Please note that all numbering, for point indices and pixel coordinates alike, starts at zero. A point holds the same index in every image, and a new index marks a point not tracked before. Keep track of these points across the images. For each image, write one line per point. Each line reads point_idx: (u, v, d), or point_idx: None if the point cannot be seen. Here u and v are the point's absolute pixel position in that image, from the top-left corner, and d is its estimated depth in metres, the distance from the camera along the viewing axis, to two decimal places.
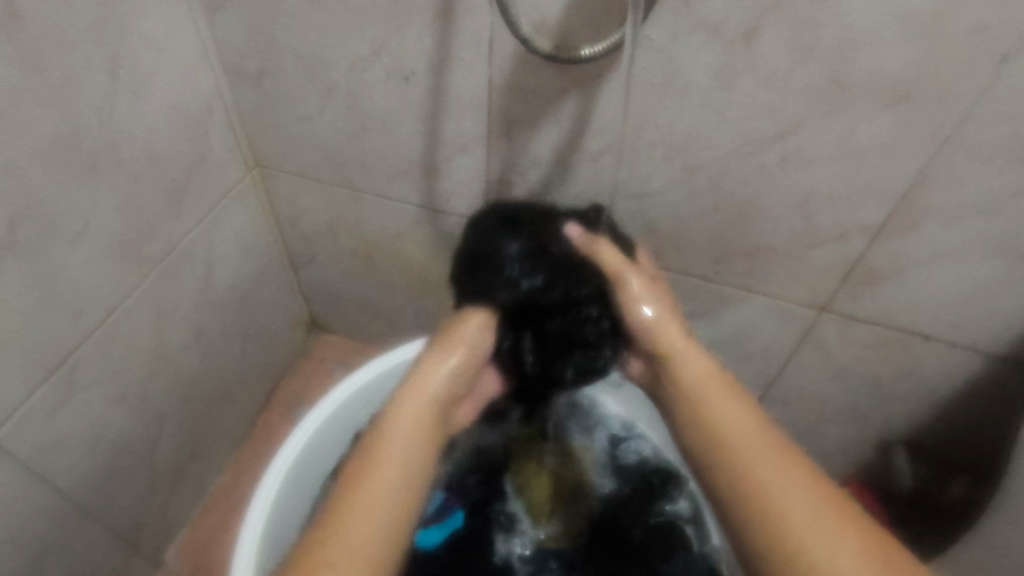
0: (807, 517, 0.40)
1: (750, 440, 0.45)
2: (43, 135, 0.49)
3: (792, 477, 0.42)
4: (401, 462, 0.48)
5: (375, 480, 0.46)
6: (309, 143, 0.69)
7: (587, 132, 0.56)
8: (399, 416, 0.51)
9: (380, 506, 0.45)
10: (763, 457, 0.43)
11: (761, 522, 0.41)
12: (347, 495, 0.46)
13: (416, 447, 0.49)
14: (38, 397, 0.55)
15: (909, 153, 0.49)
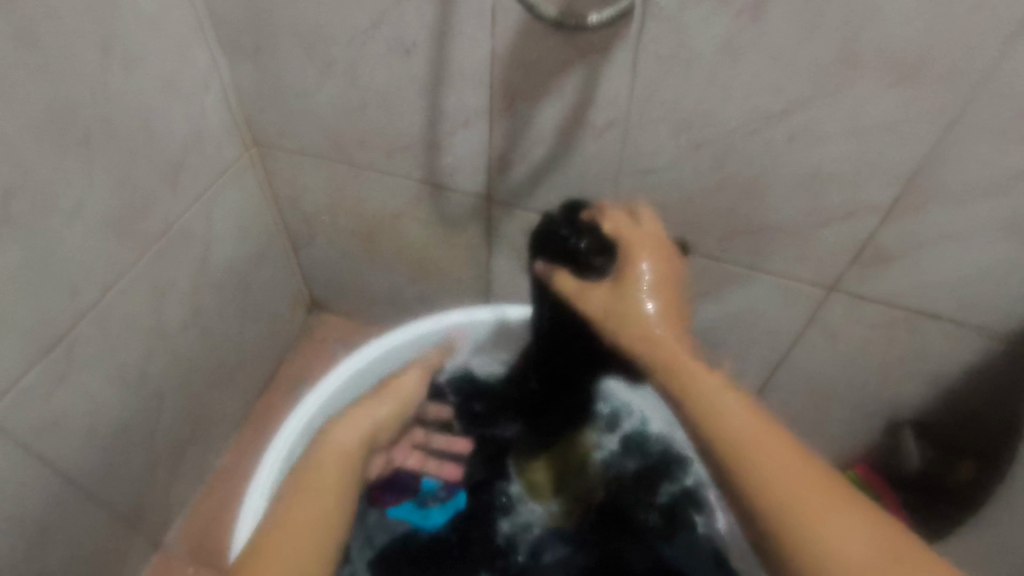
0: (824, 515, 0.37)
1: (754, 433, 0.40)
2: (34, 108, 0.48)
3: (801, 471, 0.39)
4: (330, 499, 0.45)
5: (307, 493, 0.45)
6: (307, 121, 0.68)
7: (591, 108, 0.55)
8: (345, 432, 0.50)
9: (303, 519, 0.43)
10: (772, 447, 0.40)
11: (777, 520, 0.37)
12: (274, 530, 0.43)
13: (350, 464, 0.48)
14: (35, 376, 0.54)
15: (920, 130, 0.48)
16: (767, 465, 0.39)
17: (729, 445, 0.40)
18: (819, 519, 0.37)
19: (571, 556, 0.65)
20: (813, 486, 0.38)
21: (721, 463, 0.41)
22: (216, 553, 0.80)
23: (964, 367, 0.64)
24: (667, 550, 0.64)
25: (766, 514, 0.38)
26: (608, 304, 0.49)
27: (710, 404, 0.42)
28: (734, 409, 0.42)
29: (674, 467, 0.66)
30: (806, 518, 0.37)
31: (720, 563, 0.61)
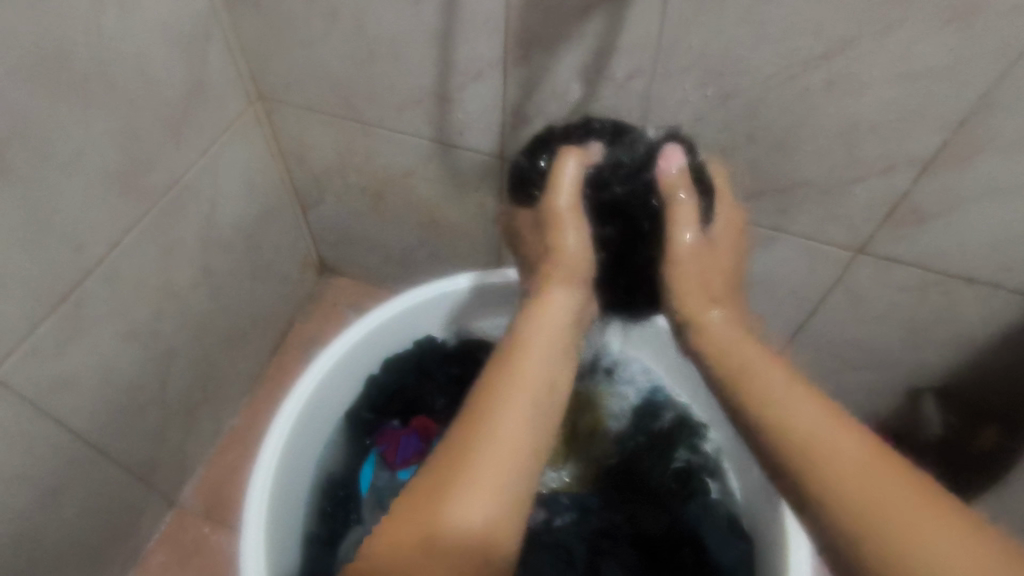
0: (881, 487, 0.34)
1: (803, 416, 0.39)
2: (26, 54, 0.46)
3: (856, 448, 0.36)
4: (529, 425, 0.42)
5: (513, 388, 0.43)
6: (313, 72, 0.65)
7: (613, 55, 0.52)
8: (537, 323, 0.47)
9: (522, 410, 0.42)
10: (812, 416, 0.38)
11: (820, 486, 0.35)
12: (471, 447, 0.40)
13: (554, 353, 0.46)
14: (44, 331, 0.54)
15: (972, 74, 0.44)
16: (816, 445, 0.37)
17: (776, 428, 0.39)
18: (874, 490, 0.33)
19: (581, 520, 0.61)
20: (870, 462, 0.35)
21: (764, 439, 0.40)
22: (230, 510, 0.81)
23: (999, 331, 0.61)
24: (684, 513, 0.61)
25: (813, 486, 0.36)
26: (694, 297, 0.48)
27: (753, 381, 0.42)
28: (787, 394, 0.40)
29: (690, 433, 0.64)
30: (858, 490, 0.34)
31: (735, 528, 0.59)
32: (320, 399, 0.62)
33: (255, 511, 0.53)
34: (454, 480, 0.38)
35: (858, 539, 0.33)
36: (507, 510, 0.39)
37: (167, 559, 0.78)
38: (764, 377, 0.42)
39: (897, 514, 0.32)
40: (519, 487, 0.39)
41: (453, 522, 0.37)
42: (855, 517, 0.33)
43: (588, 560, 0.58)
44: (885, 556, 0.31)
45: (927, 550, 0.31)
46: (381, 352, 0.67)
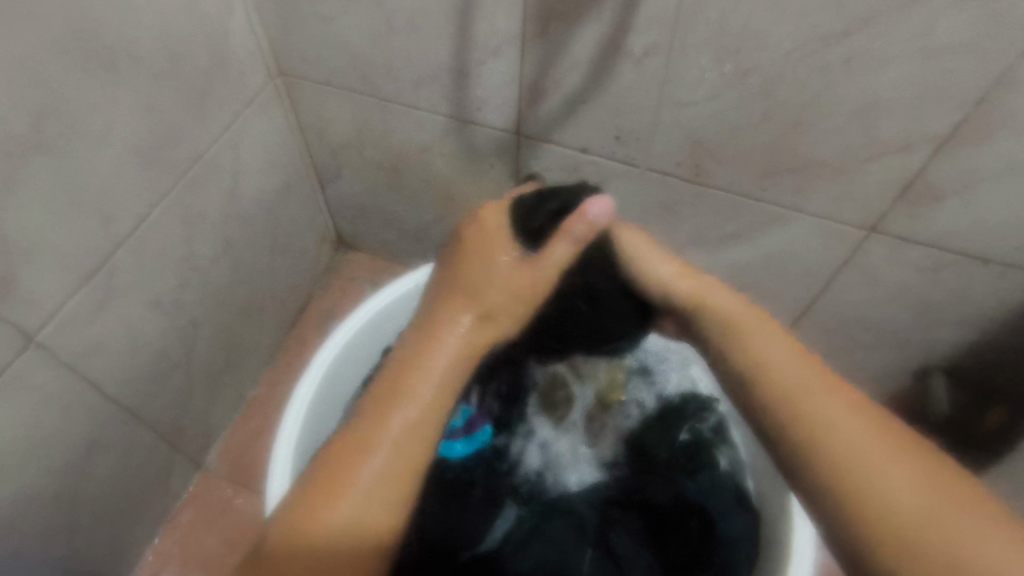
0: (860, 440, 0.40)
1: (798, 374, 0.44)
2: (58, 27, 0.47)
3: (840, 404, 0.42)
4: (412, 425, 0.47)
5: (406, 392, 0.48)
6: (333, 47, 0.65)
7: (631, 31, 0.52)
8: (434, 349, 0.50)
9: (393, 437, 0.46)
10: (811, 386, 0.43)
11: (821, 455, 0.40)
12: (356, 451, 0.45)
13: (452, 371, 0.49)
14: (77, 301, 0.56)
15: (995, 49, 0.44)
16: (809, 402, 0.42)
17: (774, 382, 0.44)
18: (854, 440, 0.40)
19: (592, 490, 0.63)
20: (851, 417, 0.41)
21: (771, 400, 0.44)
22: (253, 475, 0.84)
23: (1012, 310, 0.62)
24: (689, 485, 0.61)
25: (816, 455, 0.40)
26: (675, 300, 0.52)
27: (759, 349, 0.46)
28: (783, 353, 0.45)
29: (702, 407, 0.66)
30: (841, 439, 0.40)
31: (741, 500, 0.60)
32: (338, 369, 0.64)
33: (279, 474, 0.56)
34: (332, 487, 0.44)
35: (835, 478, 0.39)
36: (366, 523, 0.44)
37: (194, 520, 0.81)
38: (763, 339, 0.46)
39: (870, 460, 0.39)
40: (379, 506, 0.44)
41: (318, 534, 0.42)
42: (835, 461, 0.39)
43: (599, 527, 0.59)
44: (854, 493, 0.38)
45: (889, 492, 0.37)
46: (395, 324, 0.69)
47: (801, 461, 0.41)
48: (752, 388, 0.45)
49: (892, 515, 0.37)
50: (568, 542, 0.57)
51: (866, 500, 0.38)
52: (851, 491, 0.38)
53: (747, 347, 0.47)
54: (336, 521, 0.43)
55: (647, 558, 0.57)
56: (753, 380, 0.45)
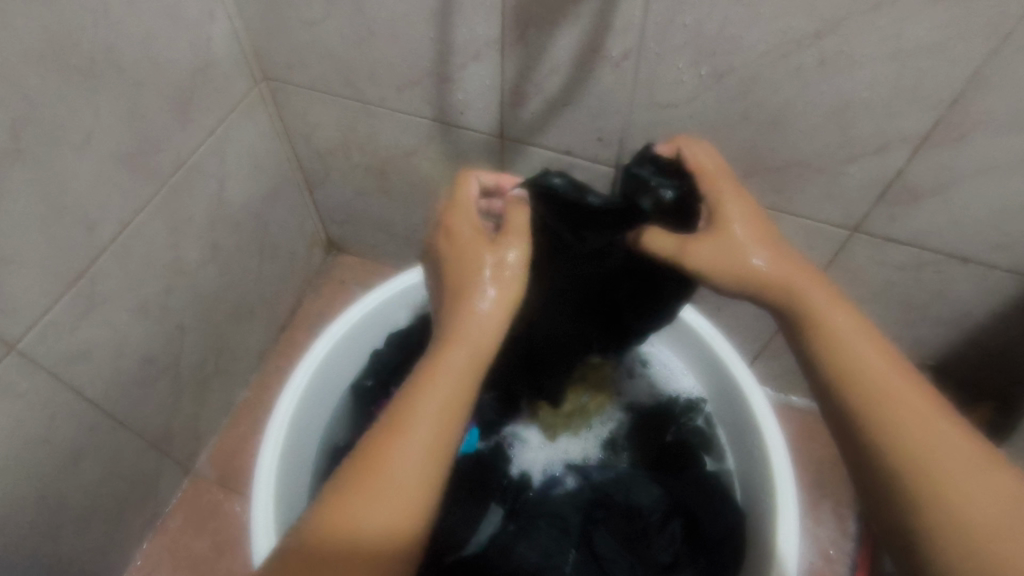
0: (943, 449, 0.37)
1: (886, 373, 0.41)
2: (37, 37, 0.47)
3: (926, 408, 0.39)
4: (442, 407, 0.44)
5: (438, 378, 0.45)
6: (317, 52, 0.66)
7: (608, 34, 0.52)
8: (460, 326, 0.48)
9: (426, 423, 0.43)
10: (884, 369, 0.41)
11: (886, 436, 0.39)
12: (387, 438, 0.43)
13: (477, 360, 0.47)
14: (59, 308, 0.56)
15: (963, 50, 0.44)
16: (891, 403, 0.40)
17: (852, 378, 0.41)
18: (938, 444, 0.38)
19: (577, 490, 0.63)
20: (936, 425, 0.38)
21: (832, 382, 0.43)
22: (241, 480, 0.84)
23: (994, 308, 0.62)
24: (675, 484, 0.62)
25: (877, 436, 0.39)
26: (774, 269, 0.47)
27: (834, 326, 0.43)
28: (857, 335, 0.43)
29: (688, 408, 0.67)
30: (921, 446, 0.38)
31: (726, 498, 0.60)
32: (327, 371, 0.64)
33: (266, 474, 0.56)
34: (367, 480, 0.41)
35: (913, 485, 0.37)
36: (397, 524, 0.40)
37: (183, 524, 0.82)
38: (846, 328, 0.43)
39: (953, 472, 0.36)
40: (412, 502, 0.41)
41: (345, 528, 0.40)
42: (911, 468, 0.38)
43: (581, 527, 0.59)
44: (935, 506, 0.36)
45: (974, 506, 0.35)
46: (385, 327, 0.70)
47: (856, 437, 0.41)
48: (820, 365, 0.43)
49: (979, 530, 0.35)
50: (552, 543, 0.57)
51: (948, 513, 0.36)
52: (928, 500, 0.36)
53: (816, 321, 0.44)
54: (365, 517, 0.40)
55: (632, 559, 0.57)
56: (820, 348, 0.44)
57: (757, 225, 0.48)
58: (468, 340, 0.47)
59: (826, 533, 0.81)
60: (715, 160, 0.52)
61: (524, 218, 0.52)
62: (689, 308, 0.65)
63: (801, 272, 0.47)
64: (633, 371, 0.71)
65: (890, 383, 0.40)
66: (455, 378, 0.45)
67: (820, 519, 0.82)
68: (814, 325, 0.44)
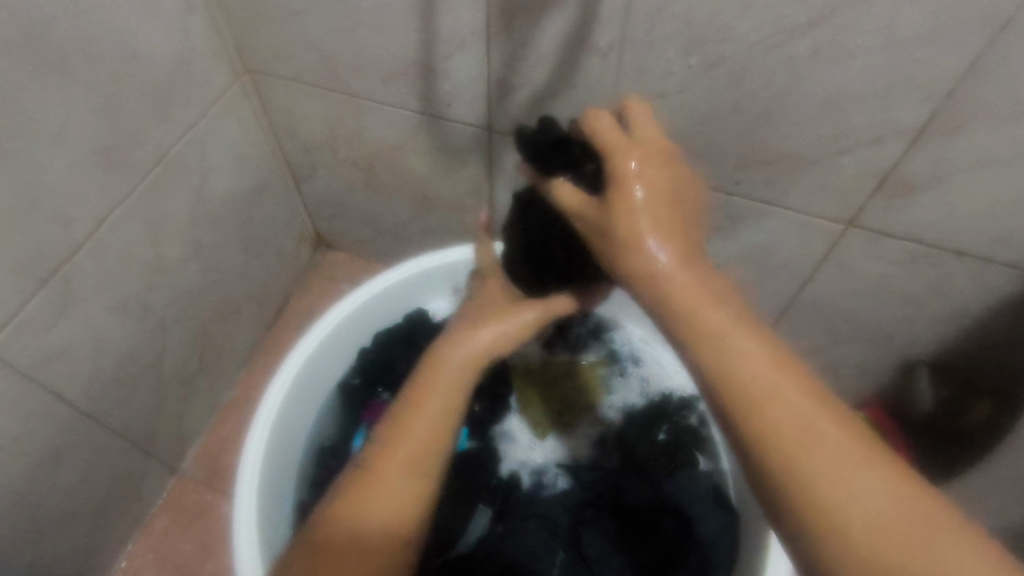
0: (830, 456, 0.35)
1: (769, 376, 0.38)
2: (6, 28, 0.45)
3: (816, 414, 0.36)
4: (435, 416, 0.47)
5: (430, 389, 0.48)
6: (299, 44, 0.64)
7: (596, 23, 0.50)
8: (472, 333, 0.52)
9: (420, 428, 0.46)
10: (771, 373, 0.38)
11: (773, 449, 0.36)
12: (381, 446, 0.45)
13: (468, 371, 0.49)
14: (34, 306, 0.55)
15: (962, 39, 0.43)
16: (774, 409, 0.37)
17: (738, 383, 0.38)
18: (824, 452, 0.35)
19: (569, 490, 0.62)
20: (825, 434, 0.35)
21: (717, 393, 0.39)
22: (228, 480, 0.83)
23: (991, 304, 0.60)
24: (668, 484, 0.60)
25: (765, 452, 0.36)
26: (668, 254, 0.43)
27: (714, 334, 0.40)
28: (742, 336, 0.40)
29: (681, 406, 0.66)
30: (806, 454, 0.35)
31: (721, 500, 0.59)
32: (314, 370, 0.63)
33: (249, 476, 0.55)
34: (362, 484, 0.43)
35: (806, 502, 0.34)
36: (394, 521, 0.42)
37: (169, 525, 0.81)
38: (725, 329, 0.40)
39: (840, 480, 0.34)
40: (416, 489, 0.44)
41: (341, 530, 0.41)
42: (801, 482, 0.34)
43: (571, 527, 0.58)
44: (826, 524, 0.33)
45: (864, 505, 0.33)
46: (373, 324, 0.68)
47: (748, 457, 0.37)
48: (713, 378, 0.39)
49: (873, 536, 0.32)
50: (540, 544, 0.56)
51: (840, 522, 0.33)
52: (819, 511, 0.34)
53: (698, 325, 0.41)
54: (362, 518, 0.42)
55: (623, 560, 0.56)
56: (710, 360, 0.40)
57: (661, 196, 0.44)
58: (462, 358, 0.50)
59: None
60: (652, 131, 0.48)
61: (528, 321, 0.52)
62: (621, 293, 0.66)
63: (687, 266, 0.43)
64: (621, 365, 0.69)
65: (776, 388, 0.37)
66: (448, 388, 0.48)
67: None
68: (695, 329, 0.41)
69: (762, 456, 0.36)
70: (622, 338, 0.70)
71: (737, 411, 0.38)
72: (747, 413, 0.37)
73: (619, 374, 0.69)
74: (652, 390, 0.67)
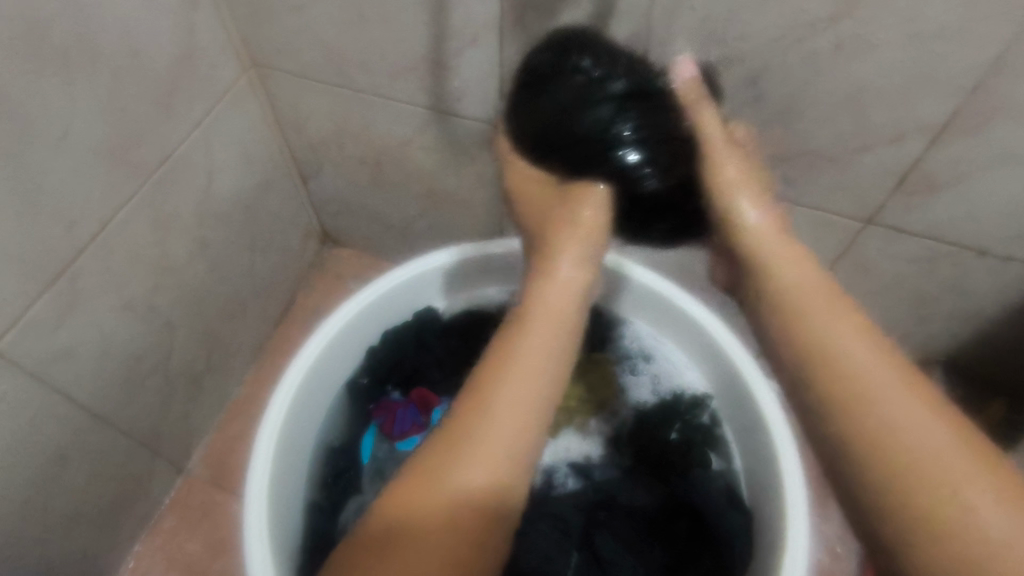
0: (942, 460, 0.35)
1: (879, 374, 0.39)
2: (7, 24, 0.44)
3: (925, 416, 0.37)
4: (531, 382, 0.45)
5: (525, 349, 0.46)
6: (306, 37, 0.63)
7: (612, 16, 0.49)
8: (548, 288, 0.50)
9: (516, 391, 0.45)
10: (878, 371, 0.39)
11: (881, 449, 0.37)
12: (473, 407, 0.44)
13: (561, 329, 0.48)
14: (39, 308, 0.54)
15: (988, 34, 0.41)
16: (873, 409, 0.38)
17: (844, 385, 0.39)
18: (933, 458, 0.36)
19: (580, 490, 0.61)
20: (939, 438, 0.36)
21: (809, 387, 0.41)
22: (237, 478, 0.83)
23: (1010, 302, 0.60)
24: (679, 485, 0.60)
25: (868, 450, 0.37)
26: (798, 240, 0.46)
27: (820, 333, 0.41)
28: (842, 323, 0.41)
29: (693, 404, 0.64)
30: (888, 430, 0.37)
31: (733, 500, 0.58)
32: (322, 371, 0.62)
33: (258, 480, 0.54)
34: (451, 449, 0.43)
35: (904, 500, 0.35)
36: (483, 490, 0.42)
37: (177, 524, 0.80)
38: (829, 324, 0.42)
39: (951, 482, 0.35)
40: (509, 459, 0.43)
41: (428, 494, 0.41)
42: (880, 459, 0.37)
43: (584, 529, 0.58)
44: (930, 523, 0.34)
45: (971, 502, 0.34)
46: (381, 323, 0.67)
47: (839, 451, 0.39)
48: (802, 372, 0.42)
49: (955, 514, 0.34)
50: (553, 547, 0.56)
51: (911, 498, 0.35)
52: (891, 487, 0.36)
53: (799, 323, 0.43)
54: (455, 482, 0.42)
55: (634, 562, 0.56)
56: (810, 351, 0.41)
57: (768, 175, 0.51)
58: (556, 309, 0.49)
59: (833, 530, 0.80)
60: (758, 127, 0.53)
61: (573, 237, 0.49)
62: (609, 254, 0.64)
63: (792, 245, 0.47)
64: (630, 364, 0.68)
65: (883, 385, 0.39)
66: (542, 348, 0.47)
67: (827, 515, 0.81)
68: (801, 327, 0.43)
69: (864, 455, 0.37)
70: (630, 333, 0.69)
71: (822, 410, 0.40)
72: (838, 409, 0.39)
73: (629, 372, 0.68)
74: (662, 389, 0.66)
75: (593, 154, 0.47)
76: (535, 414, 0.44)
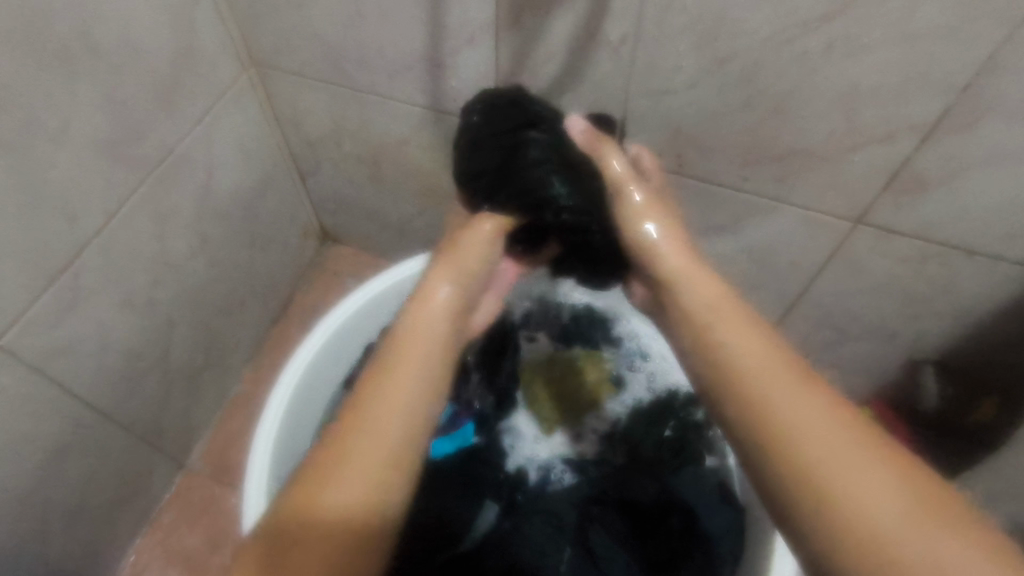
0: (859, 479, 0.32)
1: (792, 400, 0.36)
2: (10, 21, 0.45)
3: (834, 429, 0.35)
4: (408, 386, 0.43)
5: (399, 357, 0.44)
6: (305, 36, 0.63)
7: (606, 17, 0.50)
8: (422, 302, 0.49)
9: (390, 398, 0.42)
10: (786, 389, 0.37)
11: (791, 467, 0.34)
12: (345, 420, 0.41)
13: (437, 336, 0.47)
14: (42, 301, 0.55)
15: (976, 34, 0.42)
16: (787, 427, 0.35)
17: (762, 410, 0.36)
18: (848, 477, 0.32)
19: (576, 486, 0.62)
20: (855, 456, 0.33)
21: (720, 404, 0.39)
22: (234, 474, 0.84)
23: (1001, 302, 0.60)
24: (673, 480, 0.61)
25: (780, 466, 0.34)
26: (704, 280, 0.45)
27: (738, 361, 0.39)
28: (740, 338, 0.40)
29: (688, 401, 0.65)
30: (807, 446, 0.34)
31: (725, 496, 0.59)
32: (321, 367, 0.63)
33: (256, 473, 0.55)
34: (325, 463, 0.39)
35: (827, 524, 0.32)
36: (362, 504, 0.39)
37: (176, 519, 0.81)
38: (743, 342, 0.39)
39: (868, 505, 0.32)
40: (388, 467, 0.40)
41: (310, 512, 0.38)
42: (787, 473, 0.34)
43: (578, 524, 0.59)
44: (857, 549, 0.31)
45: (890, 527, 0.31)
46: (378, 320, 0.68)
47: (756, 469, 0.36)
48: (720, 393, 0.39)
49: (877, 540, 0.31)
50: (546, 543, 0.57)
51: (849, 525, 0.31)
52: (805, 498, 0.33)
53: (714, 346, 0.40)
54: (329, 498, 0.38)
55: (626, 557, 0.57)
56: (724, 380, 0.39)
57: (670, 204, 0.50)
58: (437, 317, 0.48)
59: None
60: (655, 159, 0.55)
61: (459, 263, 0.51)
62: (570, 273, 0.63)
63: (699, 268, 0.45)
64: (625, 359, 0.68)
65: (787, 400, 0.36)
66: (419, 353, 0.45)
67: None
68: (722, 348, 0.40)
69: (779, 470, 0.34)
70: (628, 330, 0.69)
71: (741, 431, 0.37)
72: (753, 430, 0.36)
73: (622, 369, 0.68)
74: (658, 386, 0.67)
75: (494, 178, 0.51)
76: (417, 416, 0.42)
